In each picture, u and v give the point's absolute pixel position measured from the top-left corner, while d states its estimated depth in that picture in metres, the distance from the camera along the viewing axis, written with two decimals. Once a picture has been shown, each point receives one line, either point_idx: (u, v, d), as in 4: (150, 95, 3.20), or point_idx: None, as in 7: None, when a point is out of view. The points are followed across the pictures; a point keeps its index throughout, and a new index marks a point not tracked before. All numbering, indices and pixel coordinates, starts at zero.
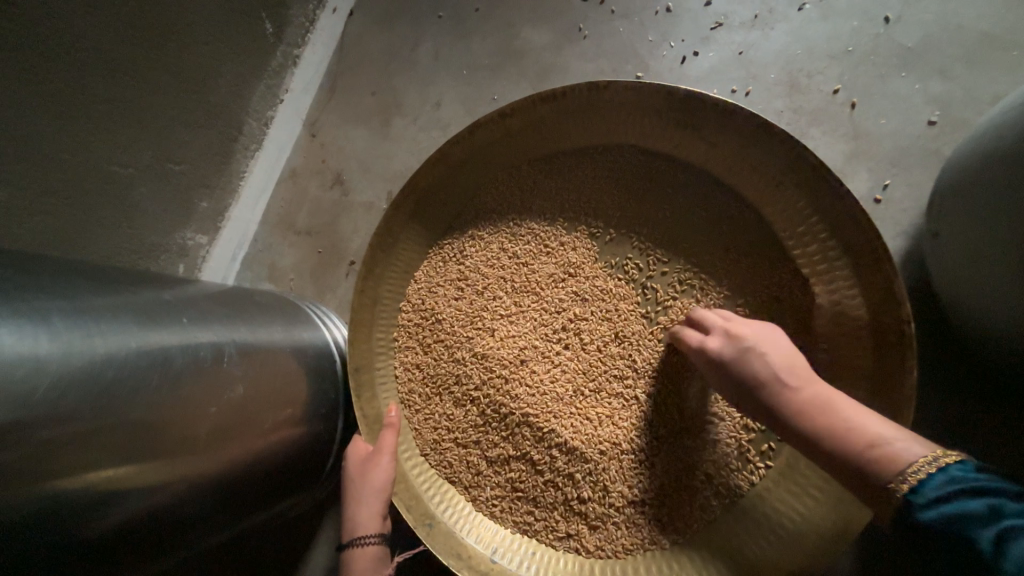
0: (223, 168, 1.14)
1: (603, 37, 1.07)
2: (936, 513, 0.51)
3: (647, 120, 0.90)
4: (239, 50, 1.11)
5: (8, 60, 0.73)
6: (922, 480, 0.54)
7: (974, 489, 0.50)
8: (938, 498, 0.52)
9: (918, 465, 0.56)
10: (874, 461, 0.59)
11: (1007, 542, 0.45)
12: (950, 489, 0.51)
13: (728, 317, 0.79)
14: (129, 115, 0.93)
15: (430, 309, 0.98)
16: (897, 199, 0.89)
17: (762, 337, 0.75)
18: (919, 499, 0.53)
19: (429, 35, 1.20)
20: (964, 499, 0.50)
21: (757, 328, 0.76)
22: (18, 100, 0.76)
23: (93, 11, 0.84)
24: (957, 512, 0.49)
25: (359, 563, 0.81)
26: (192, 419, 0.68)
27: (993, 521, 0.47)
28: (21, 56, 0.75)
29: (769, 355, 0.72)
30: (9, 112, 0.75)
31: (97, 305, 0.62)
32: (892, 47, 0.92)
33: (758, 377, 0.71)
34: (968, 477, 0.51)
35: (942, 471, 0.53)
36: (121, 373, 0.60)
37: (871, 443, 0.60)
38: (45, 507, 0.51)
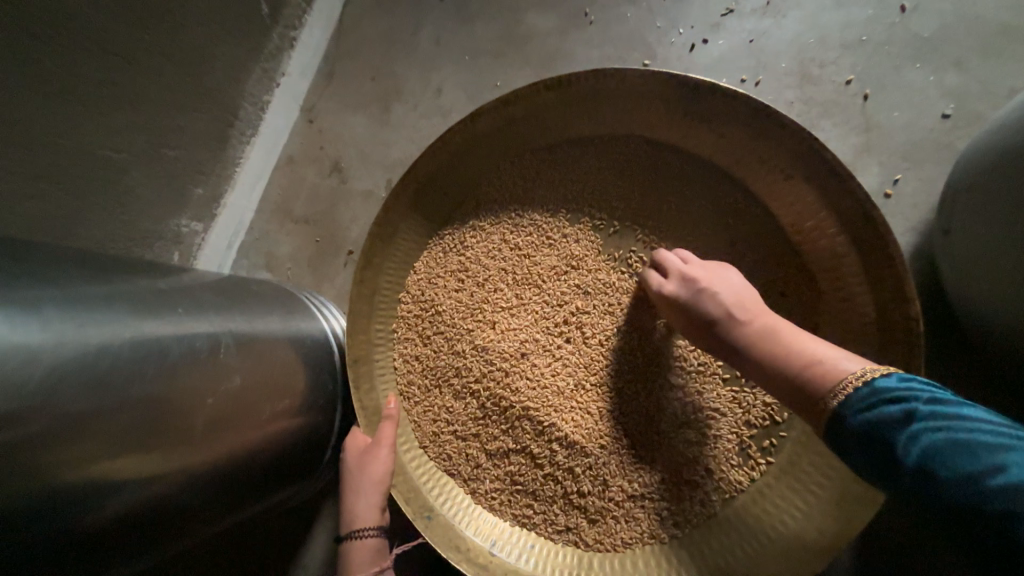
0: (219, 154, 1.12)
1: (610, 23, 1.04)
2: (861, 421, 0.55)
3: (654, 109, 0.88)
4: (235, 31, 1.07)
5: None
6: (852, 393, 0.57)
7: (896, 398, 0.54)
8: (864, 407, 0.55)
9: (853, 377, 0.59)
10: (813, 378, 0.62)
11: (918, 441, 0.49)
12: (874, 398, 0.55)
13: (688, 261, 0.81)
14: (121, 97, 0.90)
15: (430, 301, 0.97)
16: (908, 194, 0.87)
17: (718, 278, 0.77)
18: (847, 411, 0.56)
19: (430, 18, 1.17)
20: (886, 406, 0.53)
21: (714, 270, 0.78)
22: (6, 81, 0.73)
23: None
24: (880, 419, 0.53)
25: (358, 556, 0.81)
26: (188, 411, 0.67)
27: (910, 423, 0.51)
28: (9, 35, 0.72)
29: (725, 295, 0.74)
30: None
31: (91, 294, 0.61)
32: (907, 37, 0.90)
33: (713, 317, 0.73)
34: (892, 387, 0.55)
35: (868, 383, 0.57)
36: (115, 364, 0.58)
37: (813, 363, 0.63)
38: (36, 500, 0.50)
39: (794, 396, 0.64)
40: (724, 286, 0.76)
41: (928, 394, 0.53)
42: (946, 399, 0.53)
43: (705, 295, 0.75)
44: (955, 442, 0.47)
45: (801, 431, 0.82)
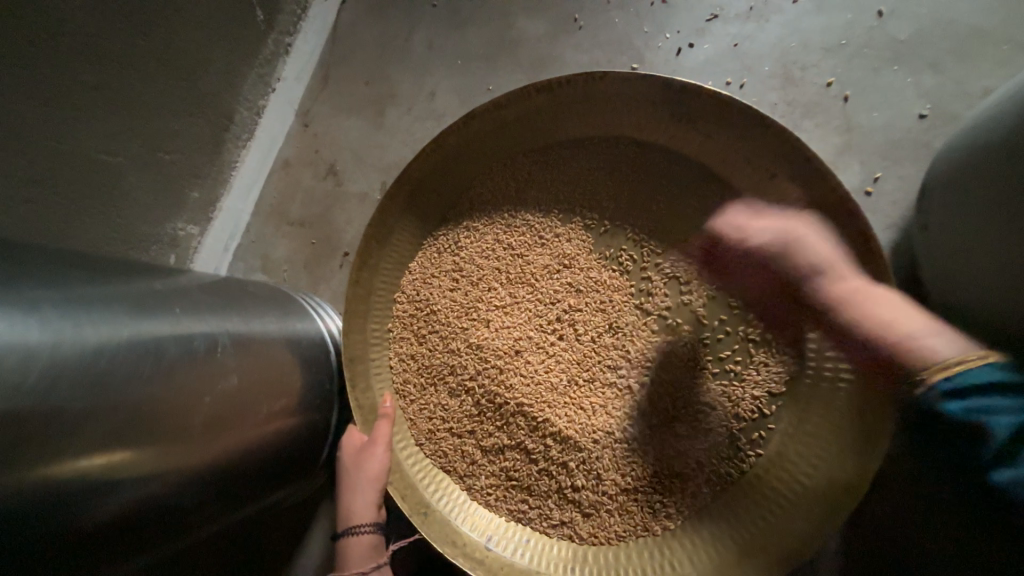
0: (214, 158, 1.13)
1: (599, 28, 1.07)
2: (960, 405, 0.61)
3: (642, 111, 0.91)
4: (230, 37, 1.09)
5: None
6: (953, 373, 0.63)
7: (992, 390, 0.60)
8: (955, 393, 0.62)
9: (948, 361, 0.65)
10: (901, 351, 0.68)
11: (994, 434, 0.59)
12: (962, 387, 0.62)
13: (766, 210, 0.81)
14: (117, 102, 0.91)
15: (425, 301, 0.98)
16: (888, 191, 0.90)
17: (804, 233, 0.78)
18: (941, 394, 0.63)
19: (423, 24, 1.19)
20: (995, 397, 0.60)
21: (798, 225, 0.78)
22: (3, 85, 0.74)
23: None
24: (977, 406, 0.60)
25: (354, 552, 0.82)
26: (185, 409, 0.68)
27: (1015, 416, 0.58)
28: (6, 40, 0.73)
29: (816, 248, 0.77)
30: None
31: (89, 294, 0.62)
32: (885, 41, 0.93)
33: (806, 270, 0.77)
34: (983, 378, 0.61)
35: (988, 368, 0.62)
36: (113, 363, 0.60)
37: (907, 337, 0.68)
38: (36, 496, 0.51)
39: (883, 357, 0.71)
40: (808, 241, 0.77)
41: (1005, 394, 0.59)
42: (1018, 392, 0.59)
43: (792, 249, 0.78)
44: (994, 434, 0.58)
45: (788, 423, 0.84)
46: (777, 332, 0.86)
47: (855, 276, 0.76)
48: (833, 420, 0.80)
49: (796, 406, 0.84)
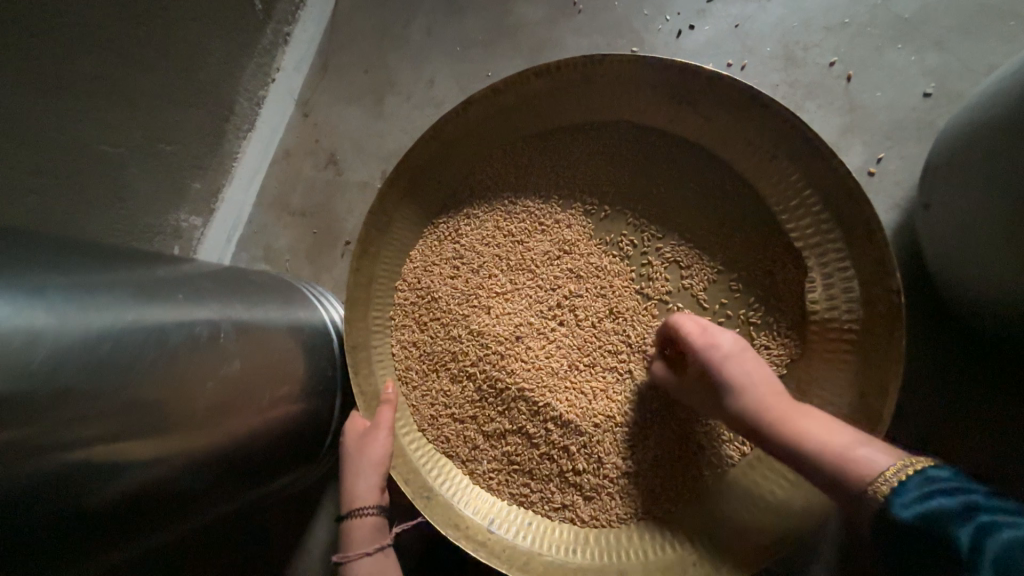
0: (216, 149, 1.14)
1: (598, 12, 1.06)
2: (913, 513, 0.50)
3: (641, 95, 0.90)
4: (228, 27, 1.09)
5: None
6: (899, 482, 0.54)
7: (951, 489, 0.50)
8: (918, 494, 0.52)
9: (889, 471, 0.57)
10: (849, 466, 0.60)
11: (986, 536, 0.44)
12: (929, 488, 0.51)
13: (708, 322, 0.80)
14: (117, 93, 0.92)
15: (426, 289, 0.98)
16: (892, 171, 0.89)
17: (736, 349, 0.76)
18: (897, 500, 0.52)
19: (421, 10, 1.18)
20: (940, 497, 0.50)
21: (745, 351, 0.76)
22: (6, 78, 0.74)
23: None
24: (935, 510, 0.49)
25: (358, 534, 0.83)
26: (190, 394, 0.69)
27: (971, 516, 0.46)
28: (7, 31, 0.73)
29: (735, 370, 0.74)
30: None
31: (93, 279, 0.62)
32: (889, 18, 0.91)
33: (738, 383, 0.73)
34: (943, 478, 0.52)
35: (917, 473, 0.54)
36: (118, 347, 0.60)
37: (839, 451, 0.62)
38: (51, 475, 0.53)
39: (806, 466, 0.65)
40: (745, 359, 0.75)
41: (969, 488, 0.50)
42: (954, 493, 0.50)
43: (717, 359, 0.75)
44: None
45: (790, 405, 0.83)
46: (779, 314, 0.85)
47: (775, 400, 0.70)
48: (833, 402, 0.80)
49: (796, 388, 0.83)
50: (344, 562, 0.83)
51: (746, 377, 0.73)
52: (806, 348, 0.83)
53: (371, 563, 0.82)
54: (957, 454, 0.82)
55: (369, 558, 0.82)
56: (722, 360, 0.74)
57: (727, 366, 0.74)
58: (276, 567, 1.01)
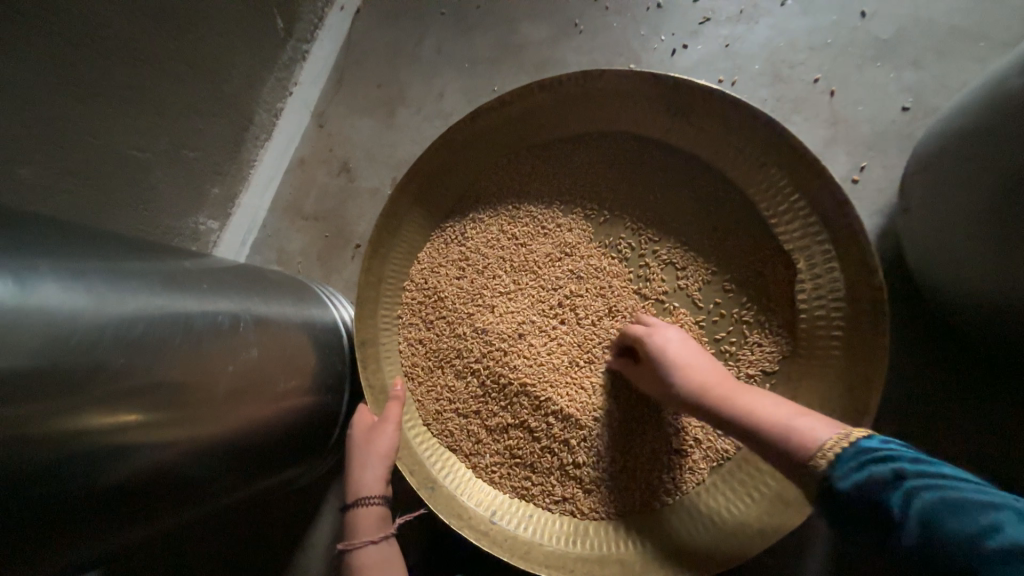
0: (235, 156, 1.20)
1: (598, 32, 1.13)
2: (851, 484, 0.51)
3: (638, 107, 0.96)
4: (251, 44, 1.16)
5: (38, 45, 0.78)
6: (834, 455, 0.54)
7: (882, 456, 0.51)
8: (853, 465, 0.52)
9: (827, 443, 0.56)
10: (792, 442, 0.60)
11: (914, 500, 0.46)
12: (862, 458, 0.52)
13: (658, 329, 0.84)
14: (145, 102, 0.98)
15: (434, 289, 1.03)
16: (874, 179, 0.94)
17: (683, 345, 0.79)
18: (836, 473, 0.53)
19: (432, 30, 1.26)
20: (873, 466, 0.51)
21: (694, 345, 0.80)
22: (46, 84, 0.80)
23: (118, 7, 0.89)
24: (869, 479, 0.50)
25: (363, 522, 0.84)
26: (210, 378, 0.73)
27: (901, 481, 0.48)
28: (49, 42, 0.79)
29: (686, 367, 0.76)
30: (40, 94, 0.80)
31: (128, 268, 0.67)
32: (869, 39, 0.98)
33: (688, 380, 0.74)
34: (875, 447, 0.53)
35: (851, 445, 0.54)
36: (150, 329, 0.65)
37: (783, 423, 0.62)
38: (77, 450, 0.55)
39: (757, 445, 0.64)
40: (695, 356, 0.78)
41: (906, 453, 0.51)
42: (887, 459, 0.51)
43: (664, 353, 0.78)
44: (954, 504, 0.44)
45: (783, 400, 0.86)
46: (771, 313, 0.89)
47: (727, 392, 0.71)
48: (822, 396, 0.83)
49: (788, 383, 0.87)
50: (347, 552, 0.83)
51: (694, 370, 0.75)
52: (796, 344, 0.87)
53: (376, 552, 0.82)
54: (946, 449, 0.85)
55: (374, 546, 0.83)
56: (670, 354, 0.78)
57: (676, 359, 0.77)
58: (280, 560, 1.03)
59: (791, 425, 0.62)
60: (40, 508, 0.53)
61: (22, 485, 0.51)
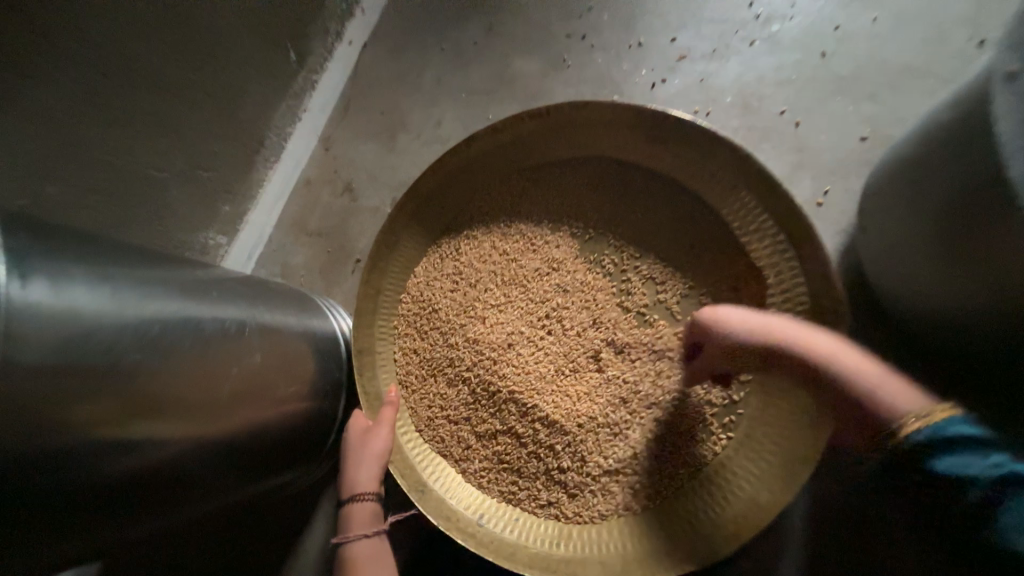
0: (245, 176, 1.28)
1: (584, 67, 1.23)
2: (943, 468, 0.58)
3: (620, 135, 1.04)
4: (266, 74, 1.25)
5: (74, 76, 0.86)
6: (916, 430, 0.62)
7: (979, 450, 0.58)
8: (948, 452, 0.59)
9: (909, 417, 0.63)
10: (877, 410, 0.67)
11: (1001, 500, 0.54)
12: (959, 447, 0.58)
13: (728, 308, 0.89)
14: (166, 126, 1.06)
15: (429, 301, 1.09)
16: (837, 202, 1.01)
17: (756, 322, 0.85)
18: (929, 454, 0.60)
19: (433, 63, 1.36)
20: (971, 458, 0.57)
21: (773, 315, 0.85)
22: (78, 111, 0.88)
23: (146, 40, 0.98)
24: (963, 468, 0.57)
25: (357, 517, 0.88)
26: (216, 380, 0.78)
27: (994, 479, 0.55)
28: (84, 74, 0.88)
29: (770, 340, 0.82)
30: (72, 118, 0.88)
31: (148, 275, 0.73)
32: (829, 75, 1.07)
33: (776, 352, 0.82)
34: (970, 437, 0.59)
35: (942, 427, 0.60)
36: (164, 331, 0.70)
37: (872, 390, 0.70)
38: (93, 442, 0.60)
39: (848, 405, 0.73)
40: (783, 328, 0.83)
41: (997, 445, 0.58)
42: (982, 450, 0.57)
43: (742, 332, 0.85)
44: None
45: (756, 407, 0.91)
46: None
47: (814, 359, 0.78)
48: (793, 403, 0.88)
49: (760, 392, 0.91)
50: (341, 548, 0.86)
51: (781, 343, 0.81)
52: None
53: (368, 545, 0.86)
54: None
55: (366, 540, 0.86)
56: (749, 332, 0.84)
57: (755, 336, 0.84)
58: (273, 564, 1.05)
59: (880, 389, 0.69)
60: (57, 494, 0.57)
61: (44, 472, 0.55)
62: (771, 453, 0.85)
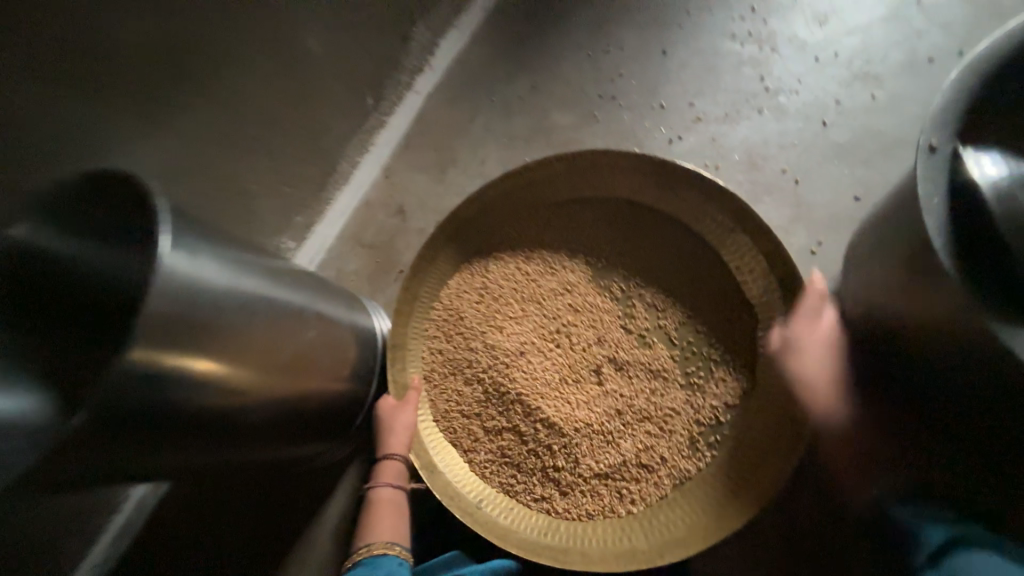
0: (317, 195, 1.51)
1: (611, 122, 1.42)
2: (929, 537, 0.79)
3: (635, 181, 1.19)
4: (346, 113, 1.47)
5: (205, 110, 1.08)
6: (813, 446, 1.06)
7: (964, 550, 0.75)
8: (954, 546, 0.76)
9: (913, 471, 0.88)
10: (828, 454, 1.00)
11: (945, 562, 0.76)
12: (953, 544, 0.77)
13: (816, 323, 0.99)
14: (262, 151, 1.28)
15: (456, 308, 1.24)
16: (830, 252, 1.15)
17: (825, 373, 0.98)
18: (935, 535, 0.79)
19: (483, 110, 1.56)
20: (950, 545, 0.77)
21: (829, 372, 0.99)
22: (204, 138, 1.11)
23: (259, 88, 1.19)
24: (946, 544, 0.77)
25: (386, 470, 1.08)
26: (278, 350, 0.96)
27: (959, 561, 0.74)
28: (212, 108, 1.10)
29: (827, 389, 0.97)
30: (200, 141, 1.10)
31: (246, 260, 0.93)
32: (828, 142, 1.22)
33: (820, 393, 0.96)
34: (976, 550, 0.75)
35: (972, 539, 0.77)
36: (253, 305, 0.89)
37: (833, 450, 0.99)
38: (187, 384, 0.78)
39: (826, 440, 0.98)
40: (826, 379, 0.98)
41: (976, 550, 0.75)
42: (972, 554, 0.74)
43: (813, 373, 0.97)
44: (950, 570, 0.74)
45: (740, 429, 1.01)
46: (732, 355, 1.06)
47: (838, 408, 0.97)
48: (771, 429, 0.98)
49: (744, 417, 1.01)
50: (372, 487, 1.08)
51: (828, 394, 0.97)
52: (752, 382, 1.03)
53: (390, 494, 1.06)
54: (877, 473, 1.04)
55: (390, 489, 1.07)
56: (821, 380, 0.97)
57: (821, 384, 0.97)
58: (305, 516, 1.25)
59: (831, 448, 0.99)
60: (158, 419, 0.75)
61: (154, 399, 0.73)
62: (749, 472, 0.96)
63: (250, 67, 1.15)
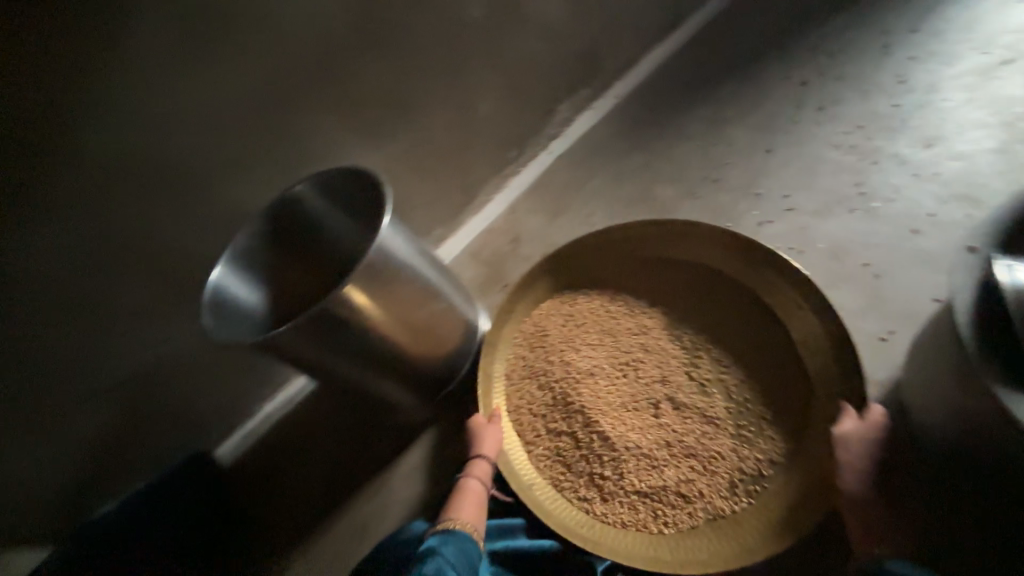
0: (451, 218, 1.78)
1: (710, 200, 1.61)
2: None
3: (724, 252, 1.35)
4: (491, 161, 1.75)
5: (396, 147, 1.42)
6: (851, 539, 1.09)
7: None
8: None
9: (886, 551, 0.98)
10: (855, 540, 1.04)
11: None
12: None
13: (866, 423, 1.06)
14: (424, 180, 1.58)
15: (541, 323, 1.42)
16: (898, 343, 1.27)
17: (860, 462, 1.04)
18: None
19: (601, 172, 1.80)
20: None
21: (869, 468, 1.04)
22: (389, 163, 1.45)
23: (432, 137, 1.51)
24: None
25: (476, 470, 1.22)
26: (411, 314, 1.22)
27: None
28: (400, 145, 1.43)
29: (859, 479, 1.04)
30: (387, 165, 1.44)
31: (413, 241, 1.22)
32: (910, 249, 1.37)
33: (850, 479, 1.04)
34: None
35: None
36: (406, 273, 1.17)
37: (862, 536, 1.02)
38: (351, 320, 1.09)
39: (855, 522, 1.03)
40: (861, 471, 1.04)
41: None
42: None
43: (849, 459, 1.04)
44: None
45: (778, 483, 1.12)
46: (782, 417, 1.19)
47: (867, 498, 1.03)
48: (807, 490, 1.09)
49: (784, 474, 1.13)
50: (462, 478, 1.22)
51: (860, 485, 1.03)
52: (798, 444, 1.15)
53: (475, 487, 1.20)
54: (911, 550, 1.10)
55: (476, 483, 1.20)
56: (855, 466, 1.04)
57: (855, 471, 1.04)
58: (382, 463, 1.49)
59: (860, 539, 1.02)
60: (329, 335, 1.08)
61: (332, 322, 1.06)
62: (781, 523, 1.07)
63: (434, 119, 1.46)
